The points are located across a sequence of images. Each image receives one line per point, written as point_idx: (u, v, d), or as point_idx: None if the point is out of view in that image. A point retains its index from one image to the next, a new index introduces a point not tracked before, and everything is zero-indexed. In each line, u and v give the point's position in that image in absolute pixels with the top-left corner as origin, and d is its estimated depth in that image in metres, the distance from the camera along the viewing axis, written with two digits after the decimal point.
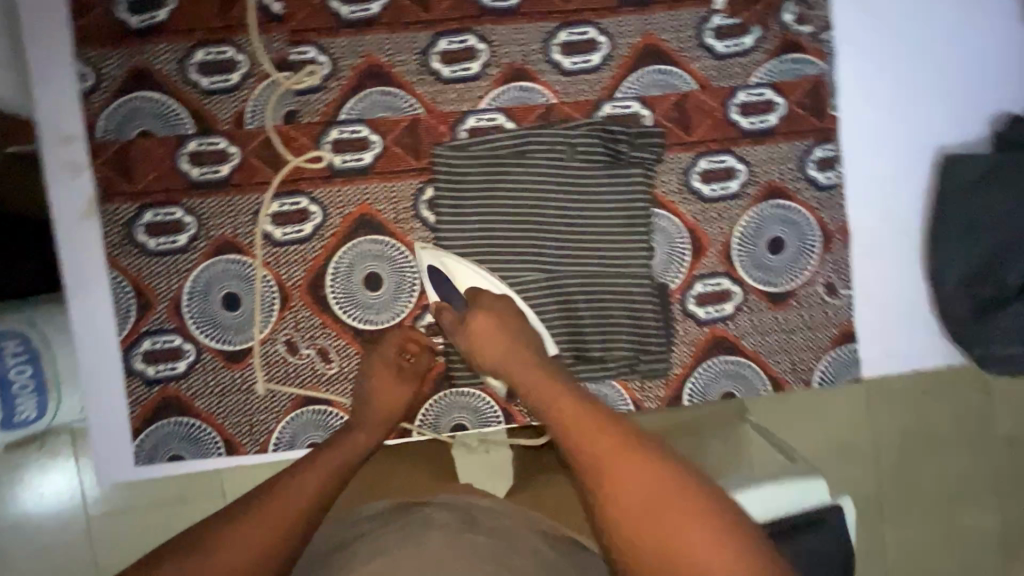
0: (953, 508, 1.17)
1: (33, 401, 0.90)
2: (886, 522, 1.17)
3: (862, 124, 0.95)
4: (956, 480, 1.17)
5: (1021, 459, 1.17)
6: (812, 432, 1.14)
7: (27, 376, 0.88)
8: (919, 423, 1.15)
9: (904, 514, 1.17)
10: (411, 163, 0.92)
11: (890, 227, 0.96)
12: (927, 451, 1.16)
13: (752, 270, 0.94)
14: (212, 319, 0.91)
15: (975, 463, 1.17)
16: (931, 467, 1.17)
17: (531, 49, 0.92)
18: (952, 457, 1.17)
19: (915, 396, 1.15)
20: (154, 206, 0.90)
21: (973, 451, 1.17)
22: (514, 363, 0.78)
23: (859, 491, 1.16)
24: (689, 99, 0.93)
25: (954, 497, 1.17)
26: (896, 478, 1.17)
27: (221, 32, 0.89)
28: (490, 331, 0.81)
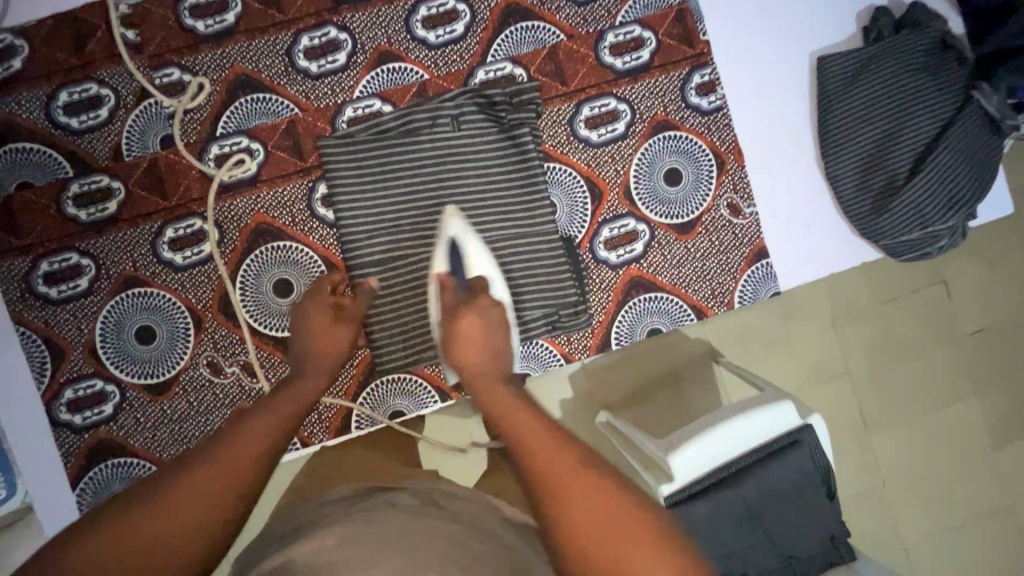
0: (917, 406, 1.19)
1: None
2: (859, 435, 1.17)
3: (734, 42, 0.95)
4: (913, 378, 1.18)
5: (975, 340, 1.19)
6: (766, 353, 1.14)
7: None
8: (876, 326, 1.17)
9: (874, 417, 1.18)
10: (298, 163, 0.91)
11: (781, 139, 0.97)
12: (886, 351, 1.18)
13: (654, 207, 0.95)
14: (130, 356, 0.90)
15: (923, 354, 1.18)
16: (885, 369, 1.18)
17: (393, 30, 0.91)
18: (914, 351, 1.18)
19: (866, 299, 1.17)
20: (48, 255, 0.89)
21: (920, 344, 1.18)
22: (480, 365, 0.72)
23: (823, 408, 1.16)
24: (560, 51, 0.93)
25: (917, 390, 1.18)
26: (859, 381, 1.17)
27: (80, 69, 0.88)
28: (473, 333, 0.74)
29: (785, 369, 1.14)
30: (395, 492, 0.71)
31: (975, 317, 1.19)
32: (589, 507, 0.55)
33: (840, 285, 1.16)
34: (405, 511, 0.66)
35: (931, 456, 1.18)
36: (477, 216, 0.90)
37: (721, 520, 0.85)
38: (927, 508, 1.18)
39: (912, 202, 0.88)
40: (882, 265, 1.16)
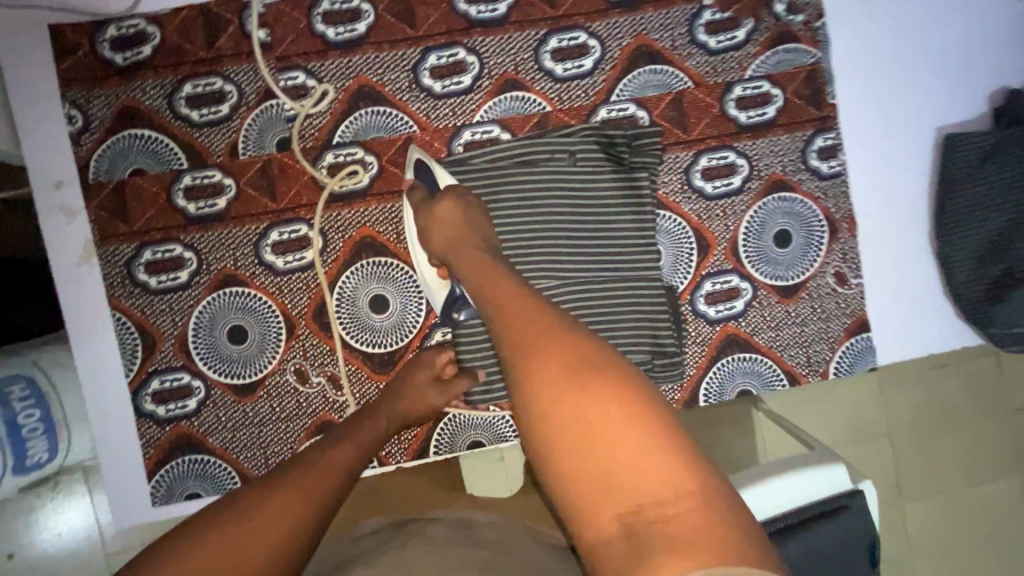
0: (977, 490, 1.16)
1: (43, 443, 0.85)
2: (893, 498, 1.16)
3: (862, 109, 0.93)
4: (977, 460, 1.16)
5: None
6: (832, 423, 1.15)
7: (36, 420, 0.84)
8: (945, 409, 1.15)
9: (932, 499, 1.16)
10: (410, 182, 0.90)
11: (896, 212, 0.95)
12: (953, 435, 1.16)
13: (759, 265, 0.93)
14: (219, 353, 0.90)
15: (992, 441, 1.16)
16: (938, 440, 1.16)
17: (521, 59, 0.90)
18: (981, 437, 1.16)
19: (937, 379, 1.15)
20: (152, 244, 0.88)
21: (984, 423, 1.16)
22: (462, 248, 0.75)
23: (861, 465, 1.16)
24: (685, 98, 0.92)
25: (982, 478, 1.16)
26: (921, 462, 1.16)
27: (208, 63, 0.88)
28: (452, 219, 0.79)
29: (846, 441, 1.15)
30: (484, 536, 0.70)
31: None
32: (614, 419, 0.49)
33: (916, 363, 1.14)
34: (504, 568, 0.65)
35: (975, 537, 1.16)
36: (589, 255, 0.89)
37: None
38: None
39: None
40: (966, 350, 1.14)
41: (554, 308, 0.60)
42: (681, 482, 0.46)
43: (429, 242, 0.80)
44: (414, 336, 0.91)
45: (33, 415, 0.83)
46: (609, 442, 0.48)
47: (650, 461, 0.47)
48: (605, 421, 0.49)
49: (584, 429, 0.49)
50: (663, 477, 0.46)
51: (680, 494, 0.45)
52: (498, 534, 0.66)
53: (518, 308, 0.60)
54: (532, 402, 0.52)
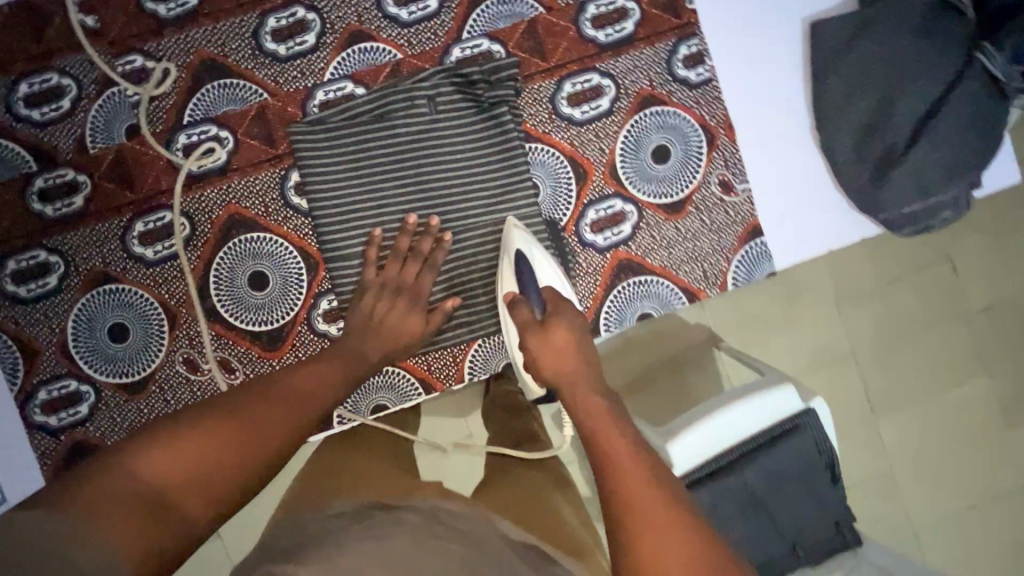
0: (924, 386, 1.15)
1: None
2: (868, 419, 1.14)
3: (723, 10, 0.90)
4: (916, 354, 1.14)
5: (1001, 325, 1.15)
6: (778, 343, 1.12)
7: None
8: (893, 313, 1.14)
9: (899, 406, 1.14)
10: (269, 151, 0.88)
11: (775, 110, 0.92)
12: (909, 340, 1.14)
13: (643, 185, 0.91)
14: (103, 354, 0.88)
15: (937, 334, 1.15)
16: (897, 351, 1.14)
17: (363, 8, 0.87)
18: (937, 336, 1.15)
19: (882, 286, 1.14)
20: (15, 253, 0.86)
21: (933, 320, 1.15)
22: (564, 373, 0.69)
23: (828, 393, 1.13)
24: (538, 25, 0.89)
25: (945, 378, 1.15)
26: (885, 370, 1.14)
27: (40, 59, 0.85)
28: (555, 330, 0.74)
29: (787, 352, 1.12)
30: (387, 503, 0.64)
31: (1001, 303, 1.15)
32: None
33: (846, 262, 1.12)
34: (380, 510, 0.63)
35: (952, 441, 1.15)
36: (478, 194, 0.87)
37: (721, 517, 0.82)
38: (936, 492, 1.14)
39: (910, 170, 0.84)
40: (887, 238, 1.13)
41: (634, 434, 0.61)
42: None
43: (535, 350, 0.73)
44: (301, 308, 0.89)
45: None
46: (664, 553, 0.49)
47: None
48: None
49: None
50: None
51: None
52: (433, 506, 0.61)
53: (627, 462, 0.56)
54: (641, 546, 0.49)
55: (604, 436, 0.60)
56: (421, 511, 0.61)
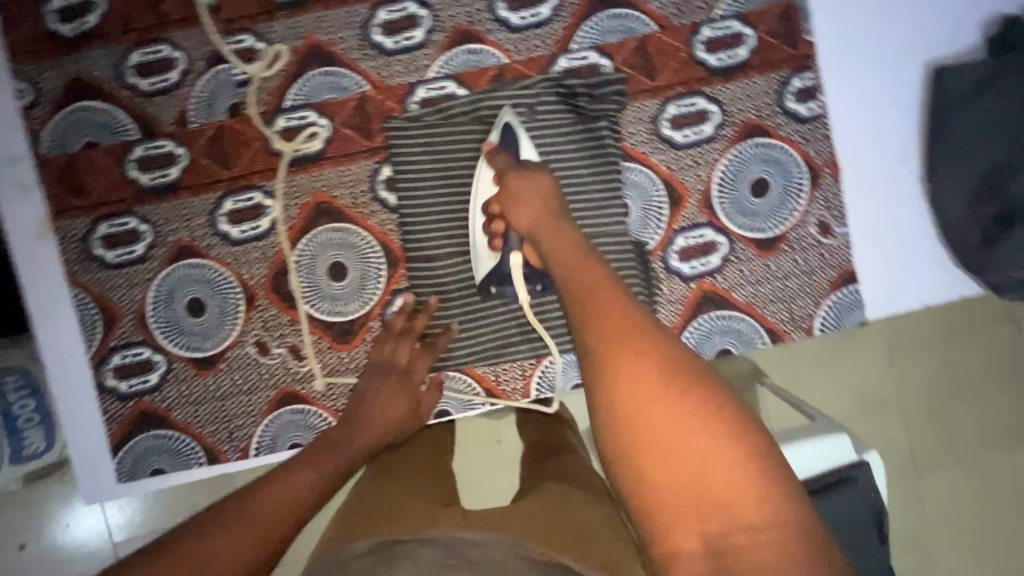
0: (977, 450, 1.09)
1: (40, 433, 0.89)
2: (911, 475, 1.09)
3: (842, 45, 0.87)
4: (973, 416, 1.09)
5: None
6: (829, 391, 1.07)
7: (30, 410, 0.87)
8: (953, 373, 1.08)
9: (949, 470, 1.09)
10: (364, 144, 0.87)
11: (884, 155, 0.88)
12: (965, 401, 1.09)
13: (737, 217, 0.88)
14: (178, 326, 0.88)
15: (999, 400, 1.09)
16: (952, 409, 1.09)
17: (474, 10, 0.86)
18: (996, 402, 1.09)
19: (947, 342, 1.08)
20: (108, 218, 0.87)
21: (995, 380, 1.09)
22: (557, 249, 0.67)
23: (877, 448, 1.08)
24: (650, 43, 0.86)
25: (1000, 447, 1.09)
26: (936, 431, 1.09)
27: (154, 30, 0.86)
28: (531, 193, 0.74)
29: (837, 400, 1.07)
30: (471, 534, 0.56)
31: None
32: (699, 443, 0.49)
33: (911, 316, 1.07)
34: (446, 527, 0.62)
35: (1005, 516, 1.09)
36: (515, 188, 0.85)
37: None
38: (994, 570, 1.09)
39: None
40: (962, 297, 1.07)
41: (628, 302, 0.59)
42: (763, 494, 0.47)
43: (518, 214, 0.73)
44: (376, 304, 0.89)
45: (27, 406, 0.87)
46: (701, 460, 0.49)
47: (719, 468, 0.48)
48: (686, 441, 0.49)
49: (664, 455, 0.50)
50: (736, 478, 0.48)
51: (762, 508, 0.47)
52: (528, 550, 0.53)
53: (627, 367, 0.53)
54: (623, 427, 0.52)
55: (604, 315, 0.57)
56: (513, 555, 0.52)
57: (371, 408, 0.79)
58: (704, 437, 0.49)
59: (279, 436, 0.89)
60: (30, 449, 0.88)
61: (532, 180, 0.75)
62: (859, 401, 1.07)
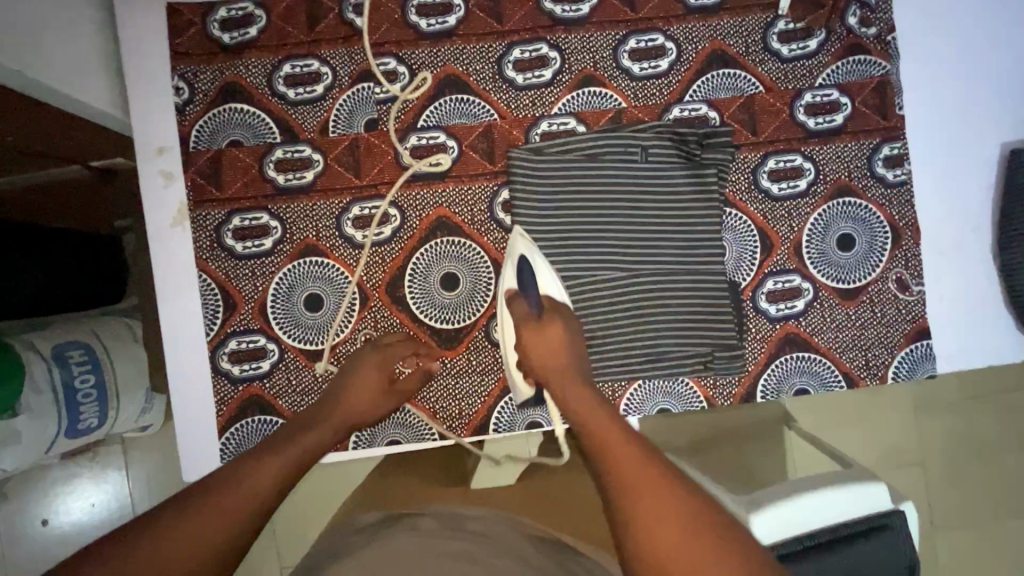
0: (982, 503, 1.29)
1: (94, 408, 1.00)
2: (928, 529, 1.29)
3: (927, 122, 0.96)
4: (979, 474, 1.29)
5: None
6: (856, 439, 1.29)
7: (90, 384, 0.98)
8: (970, 436, 1.30)
9: (955, 521, 1.29)
10: (487, 167, 0.94)
11: (959, 224, 0.96)
12: (976, 461, 1.30)
13: (822, 267, 0.95)
14: (295, 319, 0.94)
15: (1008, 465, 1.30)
16: (962, 468, 1.29)
17: (601, 57, 0.94)
18: (1002, 466, 1.30)
19: (965, 405, 1.30)
20: (241, 211, 0.93)
21: (1001, 445, 1.30)
22: (563, 373, 0.76)
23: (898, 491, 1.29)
24: (756, 102, 0.95)
25: (1001, 505, 1.30)
26: (948, 483, 1.30)
27: (307, 46, 0.93)
28: (551, 336, 0.79)
29: (863, 446, 1.29)
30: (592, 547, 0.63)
31: None
32: (689, 533, 0.57)
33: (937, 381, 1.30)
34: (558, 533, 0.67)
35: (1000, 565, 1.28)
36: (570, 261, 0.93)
37: None
38: None
39: None
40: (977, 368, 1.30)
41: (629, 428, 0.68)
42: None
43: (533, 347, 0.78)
44: (482, 315, 0.95)
45: (87, 380, 0.98)
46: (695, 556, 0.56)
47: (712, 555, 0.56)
48: (675, 540, 0.56)
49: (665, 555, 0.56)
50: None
51: None
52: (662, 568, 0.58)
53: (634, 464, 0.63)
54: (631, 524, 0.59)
55: (607, 438, 0.66)
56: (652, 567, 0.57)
57: (348, 394, 0.83)
58: (700, 537, 0.57)
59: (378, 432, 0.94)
60: (83, 424, 1.00)
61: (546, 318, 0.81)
62: (885, 453, 1.29)
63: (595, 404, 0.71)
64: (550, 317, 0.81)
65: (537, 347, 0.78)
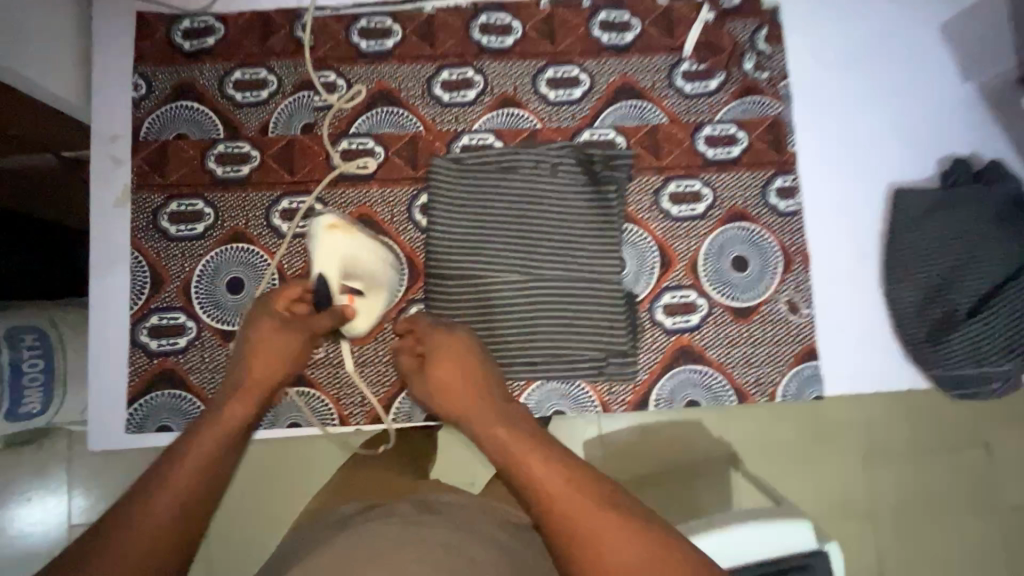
0: (939, 559, 1.19)
1: (37, 392, 0.93)
2: None
3: (816, 159, 1.04)
4: (937, 528, 1.19)
5: None
6: (803, 488, 1.19)
7: (37, 368, 0.93)
8: (922, 488, 1.19)
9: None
10: (409, 173, 1.02)
11: (849, 253, 1.02)
12: (930, 516, 1.19)
13: (717, 285, 1.01)
14: (216, 300, 0.99)
15: (964, 523, 1.19)
16: (914, 526, 1.19)
17: (520, 83, 1.04)
18: (962, 523, 1.19)
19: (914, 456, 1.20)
20: (179, 197, 1.01)
21: (963, 499, 1.19)
22: (468, 409, 0.72)
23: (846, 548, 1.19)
24: (659, 131, 1.04)
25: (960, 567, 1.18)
26: (900, 540, 1.19)
27: (257, 57, 1.04)
28: (453, 376, 0.75)
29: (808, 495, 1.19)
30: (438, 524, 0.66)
31: None
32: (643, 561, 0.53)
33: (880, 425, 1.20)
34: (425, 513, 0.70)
35: None
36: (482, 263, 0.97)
37: None
38: None
39: (969, 338, 0.91)
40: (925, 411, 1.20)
41: (555, 445, 0.63)
42: None
43: (448, 391, 0.75)
44: (393, 308, 1.00)
45: (36, 364, 0.93)
46: None
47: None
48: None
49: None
50: None
51: None
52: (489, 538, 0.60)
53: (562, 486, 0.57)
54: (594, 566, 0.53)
55: (528, 461, 0.60)
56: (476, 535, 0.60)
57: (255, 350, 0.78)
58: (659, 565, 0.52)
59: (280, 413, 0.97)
60: (26, 408, 0.93)
61: (446, 342, 0.79)
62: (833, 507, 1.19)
63: (506, 431, 0.65)
64: (439, 357, 0.78)
65: (442, 394, 0.75)
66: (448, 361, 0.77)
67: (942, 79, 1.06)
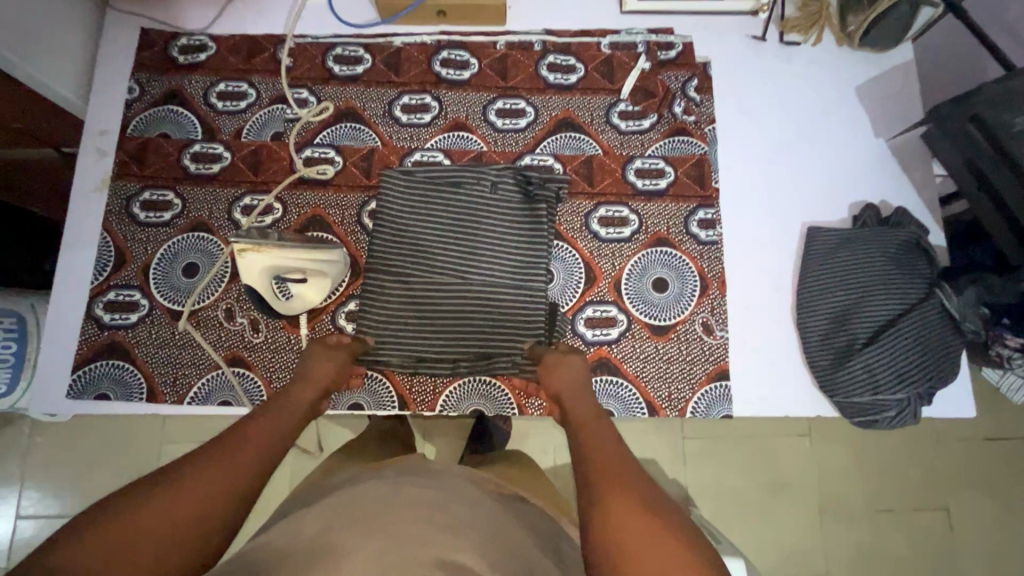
0: None
1: (6, 374, 1.03)
2: None
3: (736, 197, 1.13)
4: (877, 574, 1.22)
5: None
6: (758, 537, 1.23)
7: (10, 352, 1.03)
8: (874, 546, 1.23)
9: None
10: (363, 181, 1.12)
11: (765, 283, 1.09)
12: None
13: (637, 304, 1.07)
14: (171, 282, 1.07)
15: None
16: None
17: (472, 110, 1.16)
18: None
19: (868, 513, 1.25)
20: (152, 188, 1.11)
21: (893, 540, 1.24)
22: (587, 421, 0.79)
23: None
24: (595, 160, 1.14)
25: None
26: None
27: (241, 72, 1.17)
28: (571, 370, 0.89)
29: (760, 545, 1.23)
30: (333, 486, 0.69)
31: None
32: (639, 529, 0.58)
33: (833, 478, 1.26)
34: (324, 478, 0.75)
35: None
36: (420, 267, 1.05)
37: None
38: None
39: (865, 367, 0.97)
40: (872, 467, 1.26)
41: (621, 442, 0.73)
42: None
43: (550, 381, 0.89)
44: (332, 302, 1.07)
45: (9, 347, 1.03)
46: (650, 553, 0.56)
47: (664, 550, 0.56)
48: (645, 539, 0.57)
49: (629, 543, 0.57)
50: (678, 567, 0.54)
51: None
52: (373, 495, 0.63)
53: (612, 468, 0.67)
54: (607, 522, 0.59)
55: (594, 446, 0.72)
56: (367, 494, 0.63)
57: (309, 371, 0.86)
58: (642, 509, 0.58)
59: (214, 391, 1.03)
60: None
61: (564, 357, 0.92)
62: (785, 557, 1.22)
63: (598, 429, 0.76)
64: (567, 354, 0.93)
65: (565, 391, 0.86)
66: (567, 361, 0.91)
67: (857, 133, 1.16)
